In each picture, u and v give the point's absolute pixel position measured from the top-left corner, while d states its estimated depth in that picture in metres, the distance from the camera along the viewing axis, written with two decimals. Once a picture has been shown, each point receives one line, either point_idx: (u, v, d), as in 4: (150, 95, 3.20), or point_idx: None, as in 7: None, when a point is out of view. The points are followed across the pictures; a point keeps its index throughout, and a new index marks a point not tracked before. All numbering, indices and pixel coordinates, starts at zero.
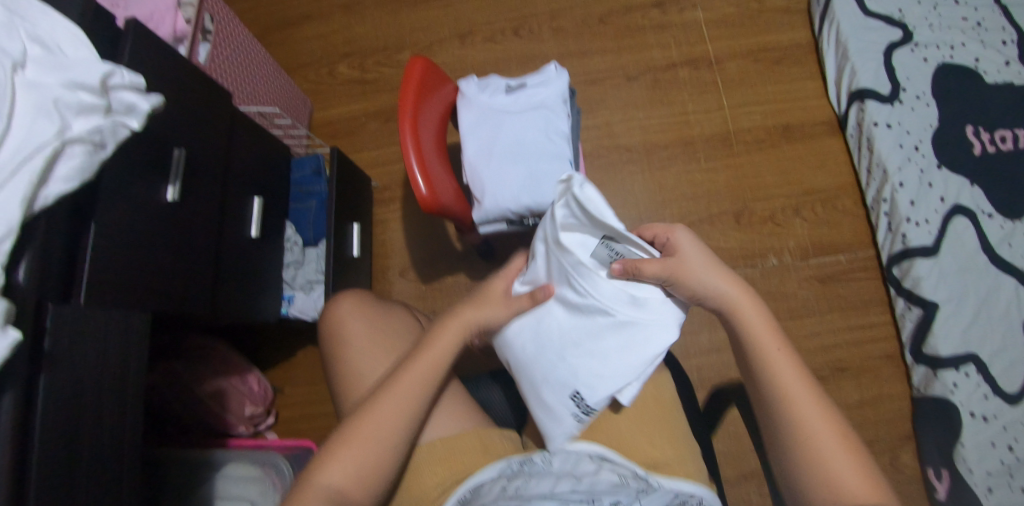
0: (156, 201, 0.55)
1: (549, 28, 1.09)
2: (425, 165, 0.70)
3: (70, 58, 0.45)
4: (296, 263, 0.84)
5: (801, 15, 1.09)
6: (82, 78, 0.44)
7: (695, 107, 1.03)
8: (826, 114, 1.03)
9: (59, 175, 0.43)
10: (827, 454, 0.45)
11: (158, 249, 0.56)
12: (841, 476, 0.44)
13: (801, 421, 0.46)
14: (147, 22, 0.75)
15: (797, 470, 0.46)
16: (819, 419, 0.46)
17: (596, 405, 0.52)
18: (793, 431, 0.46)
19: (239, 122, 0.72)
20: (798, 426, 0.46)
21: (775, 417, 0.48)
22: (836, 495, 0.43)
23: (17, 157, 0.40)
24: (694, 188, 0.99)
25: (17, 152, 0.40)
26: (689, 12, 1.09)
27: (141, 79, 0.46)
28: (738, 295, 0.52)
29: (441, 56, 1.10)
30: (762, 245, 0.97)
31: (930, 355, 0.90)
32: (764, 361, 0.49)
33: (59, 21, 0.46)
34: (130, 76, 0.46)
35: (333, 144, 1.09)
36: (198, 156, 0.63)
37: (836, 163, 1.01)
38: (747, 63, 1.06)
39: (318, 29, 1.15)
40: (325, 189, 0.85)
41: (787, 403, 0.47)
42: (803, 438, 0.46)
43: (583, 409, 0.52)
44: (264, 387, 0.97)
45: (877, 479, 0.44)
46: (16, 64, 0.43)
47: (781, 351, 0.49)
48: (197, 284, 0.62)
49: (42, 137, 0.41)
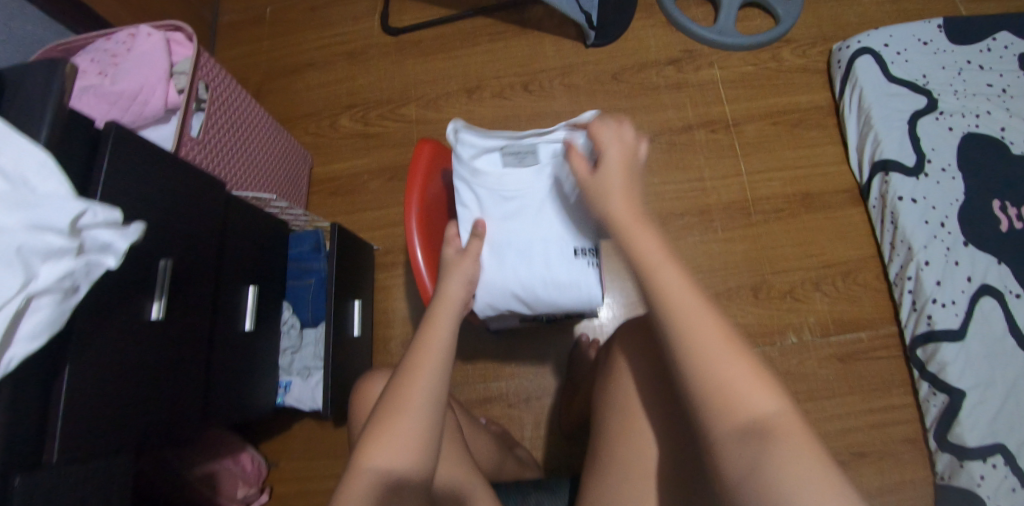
0: (141, 324, 0.50)
1: (560, 84, 1.05)
2: (433, 266, 0.66)
3: (36, 193, 0.39)
4: (293, 348, 0.79)
5: (821, 75, 1.05)
6: (48, 218, 0.39)
7: (712, 173, 0.99)
8: (847, 182, 0.99)
9: (23, 334, 0.38)
10: (707, 365, 0.43)
11: (147, 383, 0.51)
12: (731, 398, 0.42)
13: (705, 364, 0.43)
14: (135, 96, 0.70)
15: (735, 451, 0.40)
16: (722, 349, 0.43)
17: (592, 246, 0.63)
18: (679, 347, 0.44)
19: (233, 207, 0.67)
20: (700, 365, 0.43)
21: (664, 330, 0.46)
22: (727, 410, 0.41)
23: None
24: (711, 260, 0.96)
25: None
26: (706, 71, 1.05)
27: (116, 214, 0.42)
28: (627, 215, 0.51)
29: (446, 111, 1.05)
30: (781, 321, 0.93)
31: (955, 444, 0.85)
32: (652, 268, 0.47)
33: (19, 143, 0.40)
34: (104, 211, 0.42)
35: (331, 200, 1.03)
36: (187, 257, 0.58)
37: (857, 235, 0.97)
38: (766, 126, 1.02)
39: (319, 79, 1.10)
40: (324, 267, 0.80)
41: (679, 325, 0.44)
42: (691, 357, 0.43)
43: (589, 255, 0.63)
44: (258, 465, 0.91)
45: (809, 428, 0.41)
46: None
47: (664, 258, 0.47)
48: (186, 403, 0.57)
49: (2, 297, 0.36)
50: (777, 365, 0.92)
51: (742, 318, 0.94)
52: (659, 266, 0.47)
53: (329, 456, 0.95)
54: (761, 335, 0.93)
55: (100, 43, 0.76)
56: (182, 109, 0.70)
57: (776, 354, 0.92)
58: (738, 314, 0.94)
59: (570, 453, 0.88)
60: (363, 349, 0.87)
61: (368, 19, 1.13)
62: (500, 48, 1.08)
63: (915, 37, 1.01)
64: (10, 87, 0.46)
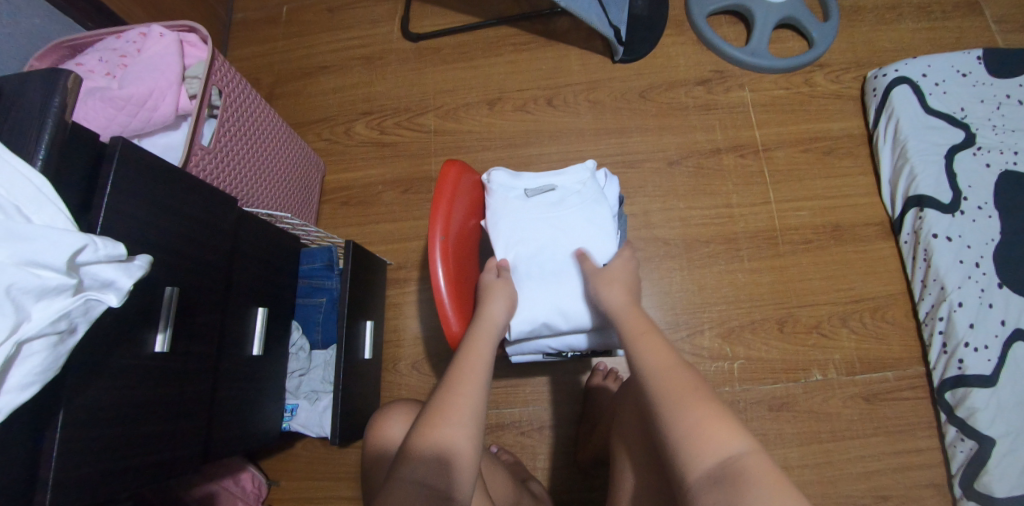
0: (140, 358, 0.48)
1: (585, 100, 1.02)
2: (456, 298, 0.62)
3: (29, 226, 0.36)
4: (301, 371, 0.75)
5: (853, 102, 1.02)
6: (42, 255, 0.36)
7: (740, 200, 0.97)
8: (878, 215, 0.96)
9: (13, 381, 0.36)
10: (690, 421, 0.47)
11: (144, 422, 0.48)
12: (705, 439, 0.46)
13: (681, 416, 0.48)
14: (145, 100, 0.66)
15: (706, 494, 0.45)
16: (693, 403, 0.49)
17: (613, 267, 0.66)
18: (667, 412, 0.49)
19: (245, 223, 0.63)
20: (677, 417, 0.48)
21: (655, 405, 0.50)
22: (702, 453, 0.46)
23: None
24: (736, 290, 0.93)
25: None
26: (736, 92, 1.02)
27: (119, 250, 0.40)
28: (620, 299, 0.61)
29: (465, 122, 1.01)
30: (806, 357, 0.90)
31: (983, 494, 0.80)
32: (636, 334, 0.57)
33: (16, 171, 0.38)
34: (105, 247, 0.40)
35: (342, 210, 0.99)
36: (195, 280, 0.54)
37: (886, 270, 0.94)
38: (796, 153, 0.99)
39: (334, 82, 1.06)
40: (336, 286, 0.76)
41: (668, 397, 0.50)
42: (675, 414, 0.48)
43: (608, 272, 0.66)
44: (258, 485, 0.88)
45: (777, 469, 0.44)
46: None
47: (644, 331, 0.57)
48: (186, 438, 0.54)
49: None
50: (800, 403, 0.88)
51: (765, 353, 0.90)
52: (642, 328, 0.57)
53: (329, 479, 0.91)
54: (785, 371, 0.89)
55: (109, 42, 0.72)
56: (193, 117, 0.66)
57: (799, 391, 0.89)
58: (762, 349, 0.90)
59: (584, 488, 0.85)
60: (372, 371, 0.83)
61: (388, 23, 1.10)
62: (524, 60, 1.04)
63: (954, 68, 0.97)
64: (7, 98, 0.42)
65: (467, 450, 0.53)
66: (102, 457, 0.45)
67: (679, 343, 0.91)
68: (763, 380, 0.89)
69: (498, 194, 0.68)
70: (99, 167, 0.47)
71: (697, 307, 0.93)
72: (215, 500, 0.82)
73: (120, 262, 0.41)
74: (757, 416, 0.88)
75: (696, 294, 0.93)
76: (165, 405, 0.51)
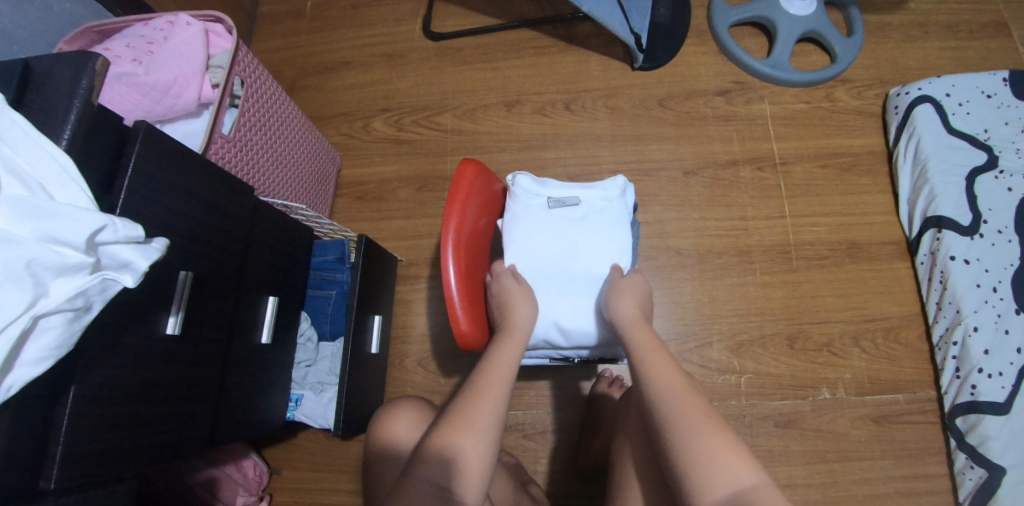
0: (151, 341, 0.48)
1: (603, 106, 1.02)
2: (467, 296, 0.62)
3: (52, 204, 0.37)
4: (308, 362, 0.76)
5: (875, 120, 1.01)
6: (64, 234, 0.37)
7: (755, 214, 0.96)
8: (895, 235, 0.95)
9: (28, 353, 0.36)
10: (701, 449, 0.47)
11: (152, 403, 0.49)
12: (716, 470, 0.46)
13: (691, 442, 0.48)
14: (170, 87, 0.67)
15: None
16: (702, 426, 0.48)
17: None
18: (676, 436, 0.49)
19: (261, 212, 0.64)
20: (688, 442, 0.48)
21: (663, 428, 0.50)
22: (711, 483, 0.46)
23: None
24: (747, 303, 0.92)
25: None
26: (756, 105, 1.01)
27: (137, 232, 0.41)
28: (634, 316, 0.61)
29: (483, 123, 1.02)
30: (816, 374, 0.89)
31: None
32: (646, 352, 0.56)
33: (43, 148, 0.39)
34: (124, 229, 0.40)
35: (356, 205, 1.00)
36: (209, 265, 0.55)
37: (901, 291, 0.93)
38: (815, 168, 0.98)
39: (354, 78, 1.07)
40: (347, 279, 0.77)
41: (675, 419, 0.50)
42: (682, 437, 0.48)
43: None
44: (260, 473, 0.88)
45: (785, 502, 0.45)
46: None
47: (656, 349, 0.56)
48: (192, 422, 0.54)
49: (9, 315, 0.35)
50: (807, 420, 0.87)
51: (774, 368, 0.89)
52: (653, 346, 0.57)
53: (331, 471, 0.91)
54: (793, 387, 0.88)
55: (138, 28, 0.73)
56: (215, 106, 0.67)
57: (807, 408, 0.88)
58: (771, 364, 0.90)
59: (584, 495, 0.84)
60: (378, 365, 0.84)
61: (410, 21, 1.10)
62: (544, 64, 1.05)
63: (979, 90, 0.96)
64: (37, 77, 0.43)
65: (479, 461, 0.51)
66: (110, 432, 0.45)
67: (687, 354, 0.91)
68: (771, 395, 0.88)
69: (520, 199, 0.68)
70: (121, 149, 0.47)
71: (707, 319, 0.92)
72: (219, 485, 0.83)
73: (137, 245, 0.41)
74: (763, 432, 0.87)
75: (707, 306, 0.93)
76: (174, 385, 0.52)
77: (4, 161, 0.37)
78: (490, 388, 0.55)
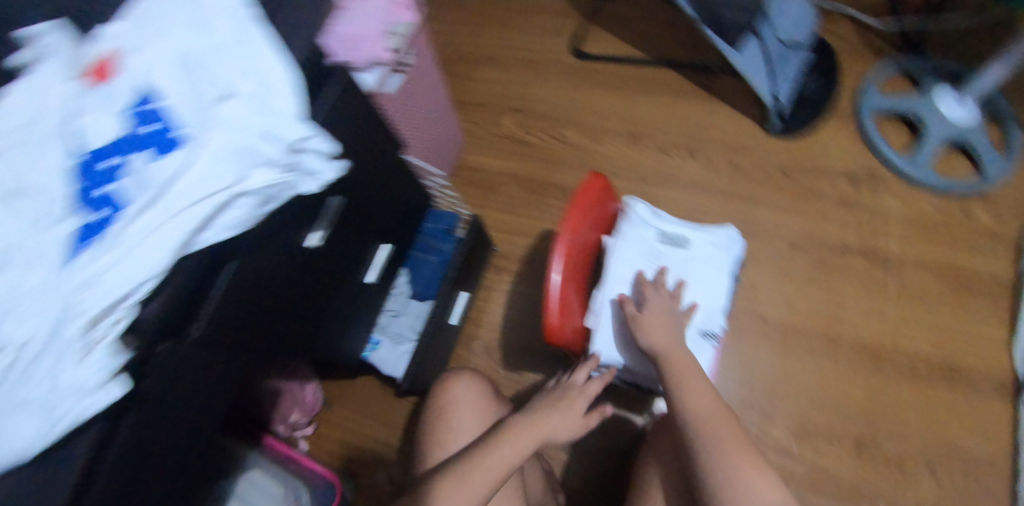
0: (292, 247, 0.54)
1: (726, 160, 1.03)
2: (563, 298, 0.65)
3: (273, 106, 0.44)
4: (395, 312, 0.83)
5: (1012, 247, 0.95)
6: (276, 131, 0.43)
7: (854, 305, 0.93)
8: (1004, 371, 0.89)
9: (222, 221, 0.43)
10: (737, 469, 0.48)
11: (276, 299, 0.56)
12: (748, 488, 0.48)
13: (727, 463, 0.49)
14: (353, 40, 0.68)
15: None
16: (735, 447, 0.50)
17: (718, 330, 0.66)
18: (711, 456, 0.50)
19: (400, 167, 0.70)
20: (721, 462, 0.49)
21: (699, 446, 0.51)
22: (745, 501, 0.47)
23: (191, 200, 0.40)
24: (823, 392, 0.89)
25: (192, 194, 0.40)
26: (884, 199, 0.98)
27: (328, 146, 0.47)
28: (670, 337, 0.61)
29: (604, 145, 1.05)
30: (878, 487, 0.84)
31: None
32: (679, 379, 0.56)
33: (274, 60, 0.45)
34: (319, 141, 0.46)
35: (467, 188, 1.06)
36: (353, 199, 0.61)
37: (997, 431, 0.86)
38: (931, 278, 0.94)
39: (496, 76, 1.14)
40: (450, 251, 0.82)
41: (712, 439, 0.51)
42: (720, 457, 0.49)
43: (711, 335, 0.66)
44: (317, 398, 0.97)
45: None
46: (226, 97, 0.43)
47: (692, 372, 0.57)
48: (291, 327, 0.60)
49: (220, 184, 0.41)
50: None
51: (834, 466, 0.85)
52: (687, 372, 0.57)
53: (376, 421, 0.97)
54: (849, 492, 0.84)
55: None
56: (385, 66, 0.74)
57: None
58: (831, 460, 0.86)
59: None
60: (450, 338, 0.88)
61: (561, 36, 1.16)
62: (677, 105, 1.07)
63: None
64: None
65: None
66: (239, 315, 0.51)
67: (745, 422, 0.89)
68: (823, 492, 0.84)
69: (633, 223, 0.71)
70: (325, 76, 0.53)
71: (775, 394, 0.90)
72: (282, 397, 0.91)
73: (325, 159, 0.47)
74: None
75: (779, 381, 0.90)
76: (295, 292, 0.58)
77: (248, 64, 0.44)
78: (508, 443, 0.56)
